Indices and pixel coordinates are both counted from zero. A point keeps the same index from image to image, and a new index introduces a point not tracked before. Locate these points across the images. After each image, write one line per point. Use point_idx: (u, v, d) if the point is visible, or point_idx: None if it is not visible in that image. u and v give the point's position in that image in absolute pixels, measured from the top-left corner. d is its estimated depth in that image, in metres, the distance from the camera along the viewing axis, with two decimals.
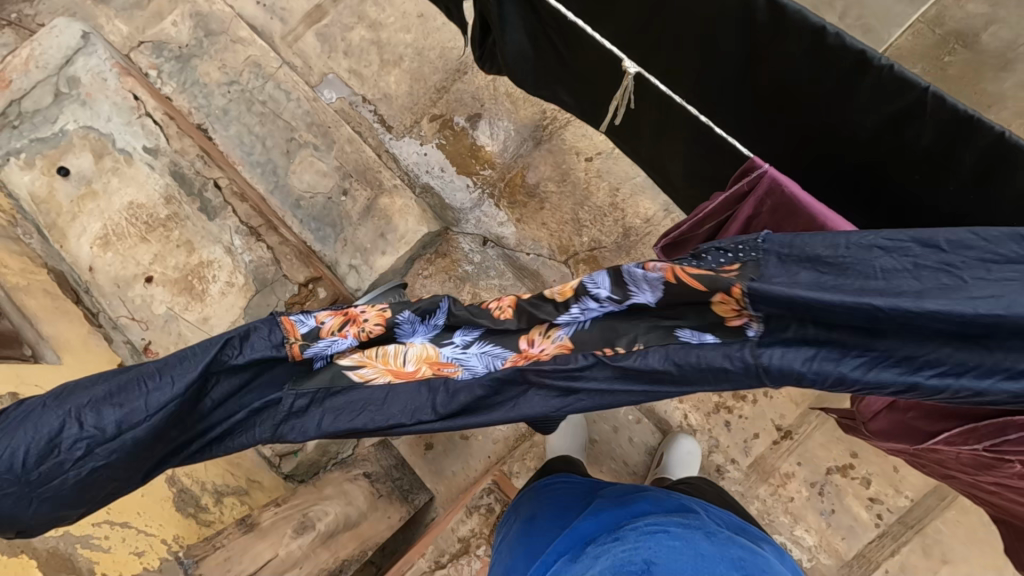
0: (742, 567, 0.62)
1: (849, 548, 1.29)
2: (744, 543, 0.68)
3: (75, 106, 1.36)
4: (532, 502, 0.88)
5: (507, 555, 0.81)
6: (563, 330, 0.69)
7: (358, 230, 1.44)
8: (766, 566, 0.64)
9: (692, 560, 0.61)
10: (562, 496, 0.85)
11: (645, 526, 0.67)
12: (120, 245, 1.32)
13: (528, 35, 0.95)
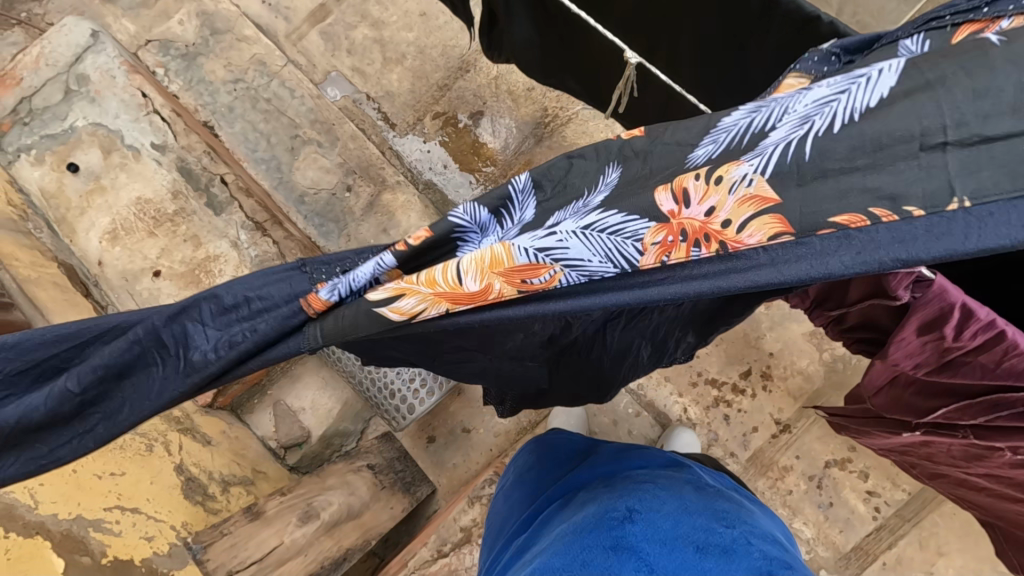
0: (725, 516, 0.63)
1: (847, 541, 1.30)
2: (731, 497, 0.69)
3: (84, 103, 1.38)
4: (533, 448, 0.91)
5: (508, 496, 0.86)
6: (742, 170, 0.46)
7: (361, 225, 1.46)
8: (750, 516, 0.66)
9: (675, 511, 0.63)
10: (561, 447, 0.88)
11: (636, 479, 0.69)
12: (128, 239, 1.35)
13: (533, 24, 0.97)
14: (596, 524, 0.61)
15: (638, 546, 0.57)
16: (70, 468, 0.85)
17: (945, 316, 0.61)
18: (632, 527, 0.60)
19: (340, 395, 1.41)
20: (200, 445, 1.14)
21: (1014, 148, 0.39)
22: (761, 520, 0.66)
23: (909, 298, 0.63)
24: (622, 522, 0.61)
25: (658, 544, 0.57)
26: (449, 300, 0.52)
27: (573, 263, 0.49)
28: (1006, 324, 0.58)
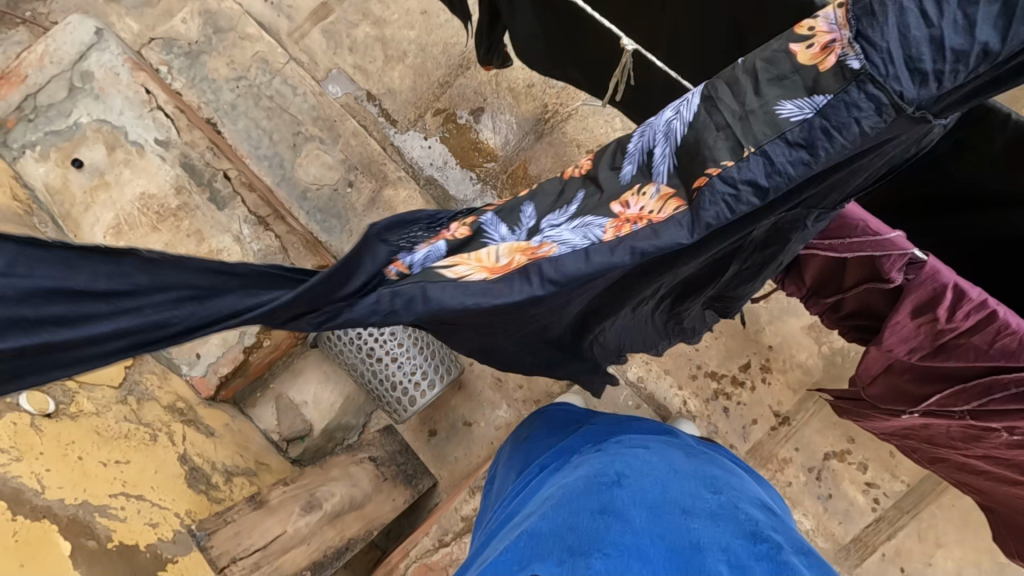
0: (715, 484, 0.67)
1: (846, 532, 1.31)
2: (721, 466, 0.73)
3: (89, 100, 1.39)
4: (533, 424, 0.93)
5: (510, 465, 0.88)
6: (659, 176, 0.54)
7: (363, 221, 1.48)
8: (736, 482, 0.69)
9: (665, 476, 0.66)
10: (558, 413, 0.92)
11: (627, 447, 0.72)
12: (132, 234, 1.36)
13: (538, 19, 0.99)
14: (588, 487, 0.63)
15: (626, 506, 0.60)
16: (76, 456, 0.86)
17: (937, 297, 0.62)
18: (621, 490, 0.62)
19: (342, 389, 1.42)
20: (203, 436, 1.15)
21: (766, 108, 0.50)
22: (748, 486, 0.69)
23: (903, 279, 0.64)
24: (613, 485, 0.63)
25: (648, 507, 0.60)
26: (487, 270, 0.55)
27: (564, 240, 0.54)
28: (998, 305, 0.60)
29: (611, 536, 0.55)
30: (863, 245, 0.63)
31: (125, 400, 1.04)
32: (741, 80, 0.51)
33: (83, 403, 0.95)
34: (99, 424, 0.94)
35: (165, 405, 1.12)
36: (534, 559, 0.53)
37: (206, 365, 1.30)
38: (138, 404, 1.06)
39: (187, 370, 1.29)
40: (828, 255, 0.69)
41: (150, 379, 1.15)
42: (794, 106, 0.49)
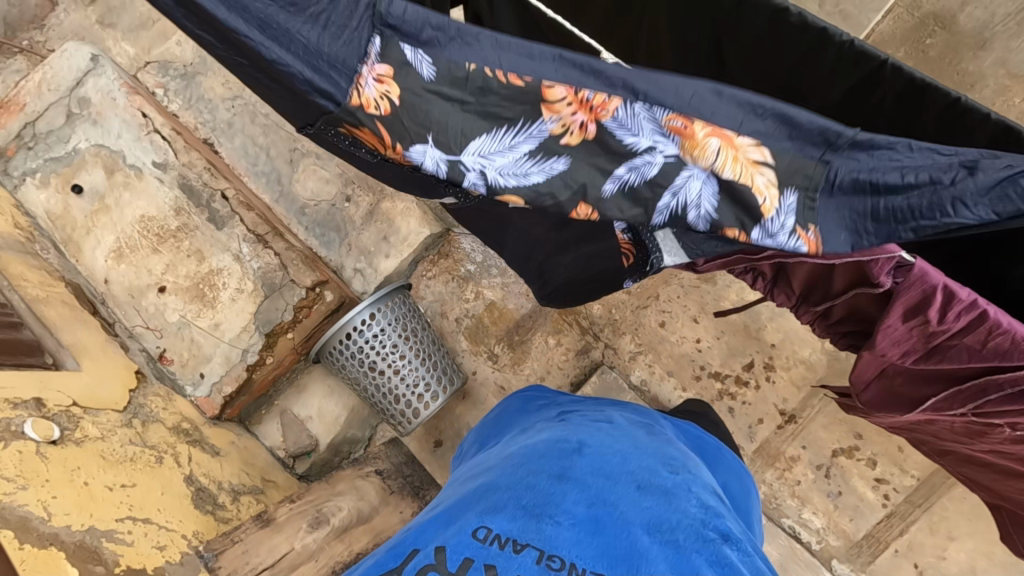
0: (675, 462, 0.82)
1: (858, 529, 1.30)
2: (681, 447, 0.89)
3: (87, 125, 1.41)
4: (511, 399, 1.12)
5: (486, 423, 1.07)
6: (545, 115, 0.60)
7: (361, 233, 1.54)
8: (695, 464, 0.85)
9: (625, 452, 0.81)
10: (536, 391, 1.10)
11: (593, 425, 0.88)
12: (133, 256, 1.35)
13: (518, 27, 1.01)
14: (553, 453, 0.79)
15: (584, 465, 0.77)
16: (83, 481, 0.86)
17: (928, 298, 0.62)
18: (579, 460, 0.78)
19: (345, 401, 1.42)
20: (209, 455, 1.16)
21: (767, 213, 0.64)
22: (704, 469, 0.86)
23: (892, 283, 0.65)
24: (572, 454, 0.78)
25: (601, 476, 0.75)
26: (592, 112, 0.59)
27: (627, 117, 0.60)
28: (988, 304, 0.61)
29: (563, 506, 0.69)
30: (849, 250, 0.64)
31: (129, 424, 1.05)
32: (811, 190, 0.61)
33: (88, 428, 0.96)
34: (104, 448, 0.95)
35: (171, 426, 1.13)
36: (488, 515, 0.68)
37: (209, 385, 1.30)
38: (143, 427, 1.08)
39: (191, 391, 1.29)
40: (814, 262, 0.70)
41: (155, 402, 1.17)
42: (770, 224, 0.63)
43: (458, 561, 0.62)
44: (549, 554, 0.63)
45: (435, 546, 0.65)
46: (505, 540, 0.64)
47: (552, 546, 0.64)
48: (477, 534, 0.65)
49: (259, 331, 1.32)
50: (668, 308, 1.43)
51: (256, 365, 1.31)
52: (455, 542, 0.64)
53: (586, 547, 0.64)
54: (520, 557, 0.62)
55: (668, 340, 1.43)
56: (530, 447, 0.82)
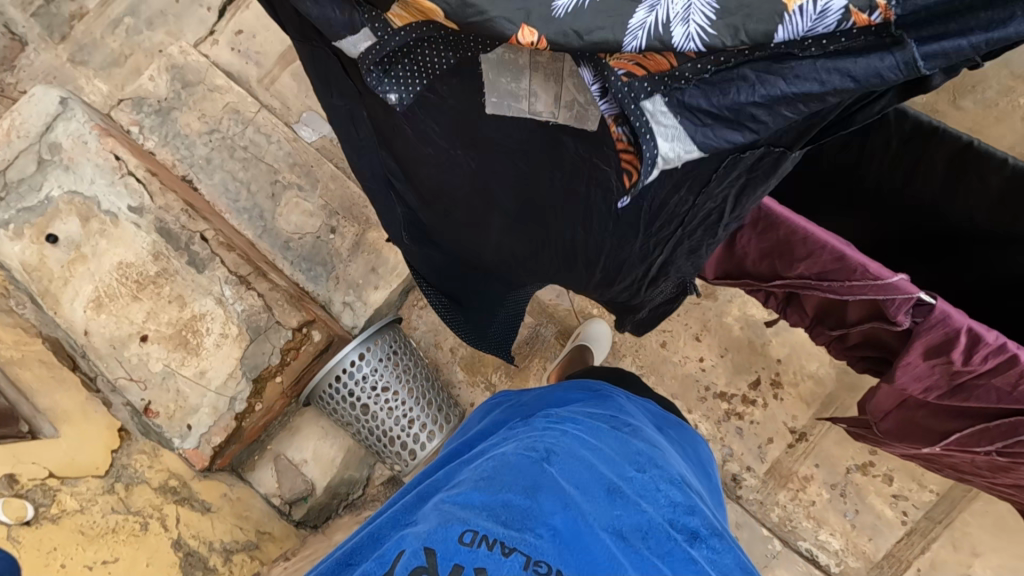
0: (642, 461, 0.82)
1: (877, 549, 1.25)
2: (645, 438, 0.89)
3: (59, 172, 1.36)
4: (480, 412, 1.10)
5: (455, 437, 1.04)
6: None
7: (349, 266, 1.50)
8: (658, 459, 0.84)
9: (591, 458, 0.78)
10: (502, 400, 1.08)
11: (561, 429, 0.85)
12: (113, 305, 1.30)
13: None
14: (522, 460, 0.75)
15: (555, 471, 0.74)
16: (59, 565, 0.88)
17: (952, 340, 0.58)
18: (551, 468, 0.74)
19: (341, 442, 1.37)
20: (199, 513, 1.13)
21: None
22: (671, 464, 0.85)
23: (910, 323, 0.60)
24: (542, 463, 0.75)
25: (574, 483, 0.72)
26: None
27: None
28: (1018, 347, 0.56)
29: (542, 515, 0.65)
30: (865, 288, 0.60)
31: (112, 489, 1.05)
32: None
33: (66, 500, 0.96)
34: (82, 522, 0.96)
35: (156, 486, 1.11)
36: (469, 518, 0.64)
37: (198, 437, 1.24)
38: (127, 490, 1.07)
39: (179, 444, 1.23)
40: (827, 295, 0.66)
41: (140, 461, 1.13)
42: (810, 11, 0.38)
43: (448, 567, 0.58)
44: (535, 560, 0.60)
45: (421, 546, 0.60)
46: (493, 542, 0.60)
47: (538, 553, 0.61)
48: (463, 538, 0.60)
49: (246, 377, 1.28)
50: (668, 327, 1.38)
51: (245, 413, 1.28)
52: (441, 548, 0.60)
53: (571, 551, 0.62)
54: (510, 561, 0.59)
55: (671, 360, 1.38)
56: (495, 457, 0.77)
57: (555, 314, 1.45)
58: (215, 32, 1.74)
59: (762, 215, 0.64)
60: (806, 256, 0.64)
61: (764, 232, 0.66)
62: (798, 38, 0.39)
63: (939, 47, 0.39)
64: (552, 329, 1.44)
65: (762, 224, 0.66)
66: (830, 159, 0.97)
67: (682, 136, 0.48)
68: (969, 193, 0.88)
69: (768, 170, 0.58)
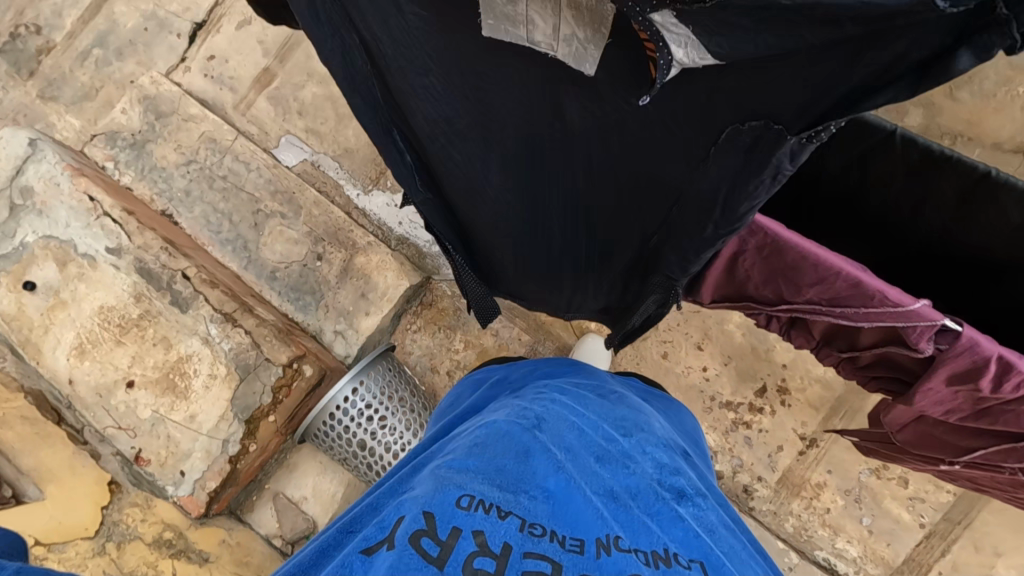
0: (625, 428, 0.84)
1: (897, 554, 1.22)
2: (628, 406, 0.91)
3: (32, 217, 1.31)
4: (460, 388, 1.08)
5: (438, 416, 1.03)
6: None
7: (338, 293, 1.46)
8: (642, 426, 0.86)
9: (578, 426, 0.79)
10: (484, 374, 1.06)
11: (550, 400, 0.85)
12: (96, 352, 1.26)
13: None
14: (513, 427, 0.76)
15: (546, 437, 0.75)
16: None
17: (980, 368, 0.55)
18: (542, 435, 0.74)
19: (341, 476, 1.34)
20: (196, 565, 1.19)
21: None
22: (654, 430, 0.87)
23: (934, 349, 0.57)
24: (533, 430, 0.75)
25: (563, 448, 0.74)
26: None
27: None
28: None
29: (536, 480, 0.66)
30: (884, 315, 0.57)
31: (102, 550, 1.18)
32: None
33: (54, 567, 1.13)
34: None
35: (149, 541, 1.20)
36: (466, 483, 0.63)
37: (192, 483, 1.21)
38: (118, 550, 1.19)
39: (173, 492, 1.20)
40: (837, 322, 0.63)
41: (130, 516, 1.22)
42: None
43: (447, 530, 0.55)
44: (531, 522, 0.59)
45: (420, 512, 0.58)
46: (491, 505, 0.59)
47: (533, 515, 0.60)
48: (461, 500, 0.59)
49: (237, 419, 1.24)
50: (669, 337, 1.35)
51: (239, 455, 1.24)
52: (440, 512, 0.58)
53: (564, 511, 0.62)
54: (507, 523, 0.58)
55: (674, 371, 1.34)
56: (485, 426, 0.77)
57: (553, 331, 1.42)
58: (186, 59, 1.70)
59: (769, 241, 0.61)
60: (818, 282, 0.60)
61: (770, 257, 0.63)
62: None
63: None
64: (551, 346, 1.41)
65: (767, 250, 0.63)
66: (833, 184, 0.95)
67: (695, 42, 0.45)
68: (982, 224, 0.86)
69: (763, 157, 0.53)
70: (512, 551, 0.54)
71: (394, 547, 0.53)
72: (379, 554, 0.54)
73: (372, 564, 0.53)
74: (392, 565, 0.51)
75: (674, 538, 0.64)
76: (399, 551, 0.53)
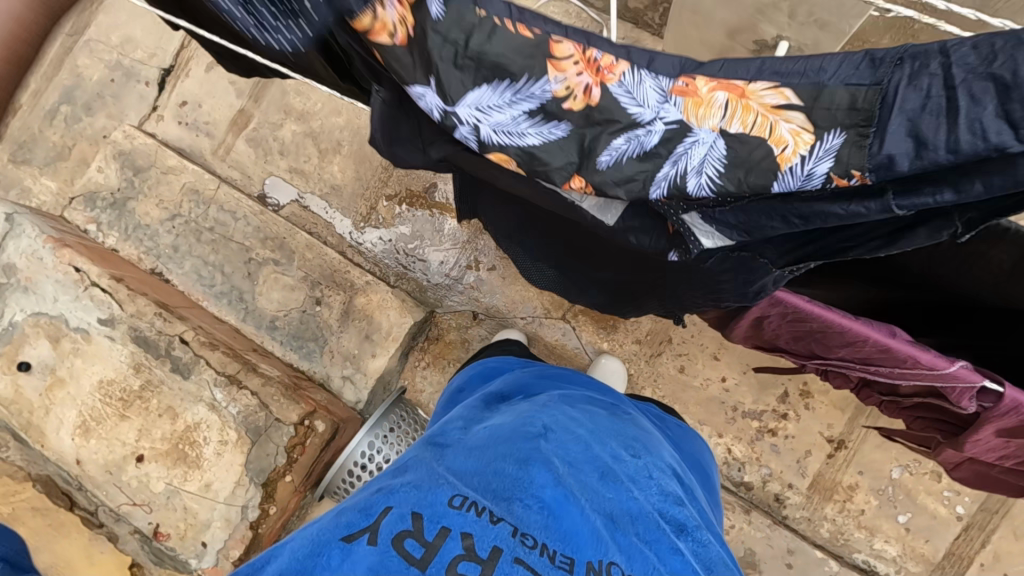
0: (635, 446, 0.78)
1: (937, 550, 1.20)
2: (641, 426, 0.86)
3: (18, 294, 1.27)
4: (471, 372, 1.07)
5: (446, 400, 1.02)
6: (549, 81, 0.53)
7: (342, 337, 1.42)
8: (653, 449, 0.80)
9: (586, 438, 0.75)
10: (491, 365, 1.05)
11: (558, 406, 0.82)
12: (101, 429, 1.23)
13: None
14: (518, 431, 0.73)
15: (553, 447, 0.71)
16: None
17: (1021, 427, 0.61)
18: (548, 443, 0.71)
19: None
20: None
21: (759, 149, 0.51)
22: (665, 452, 0.82)
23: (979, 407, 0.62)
24: (538, 439, 0.72)
25: (567, 461, 0.70)
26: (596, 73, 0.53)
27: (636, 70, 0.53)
28: None
29: (533, 487, 0.63)
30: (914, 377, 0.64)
31: None
32: (839, 101, 0.48)
33: None
34: None
35: None
36: (462, 486, 0.63)
37: (215, 553, 1.19)
38: None
39: (197, 564, 1.18)
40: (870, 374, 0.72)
41: None
42: (783, 181, 0.51)
43: (434, 531, 0.56)
44: (523, 530, 0.58)
45: (409, 510, 0.58)
46: (483, 509, 0.59)
47: (525, 524, 0.59)
48: (453, 501, 0.59)
49: (254, 483, 1.21)
50: (684, 350, 1.31)
51: (260, 519, 1.21)
52: (428, 514, 0.58)
53: (558, 525, 0.59)
54: (497, 528, 0.57)
55: (693, 384, 1.31)
56: (490, 428, 0.75)
57: (565, 354, 1.39)
58: (158, 107, 1.65)
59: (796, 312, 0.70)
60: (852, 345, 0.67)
61: (801, 322, 0.71)
62: (794, 188, 0.52)
63: (910, 201, 0.50)
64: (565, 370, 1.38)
65: (795, 317, 0.71)
66: None
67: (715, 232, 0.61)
68: None
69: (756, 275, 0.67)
70: (501, 555, 0.55)
71: (377, 546, 0.54)
72: (362, 544, 0.54)
73: (352, 554, 0.53)
74: (371, 567, 0.52)
75: (668, 569, 0.61)
76: (380, 551, 0.53)
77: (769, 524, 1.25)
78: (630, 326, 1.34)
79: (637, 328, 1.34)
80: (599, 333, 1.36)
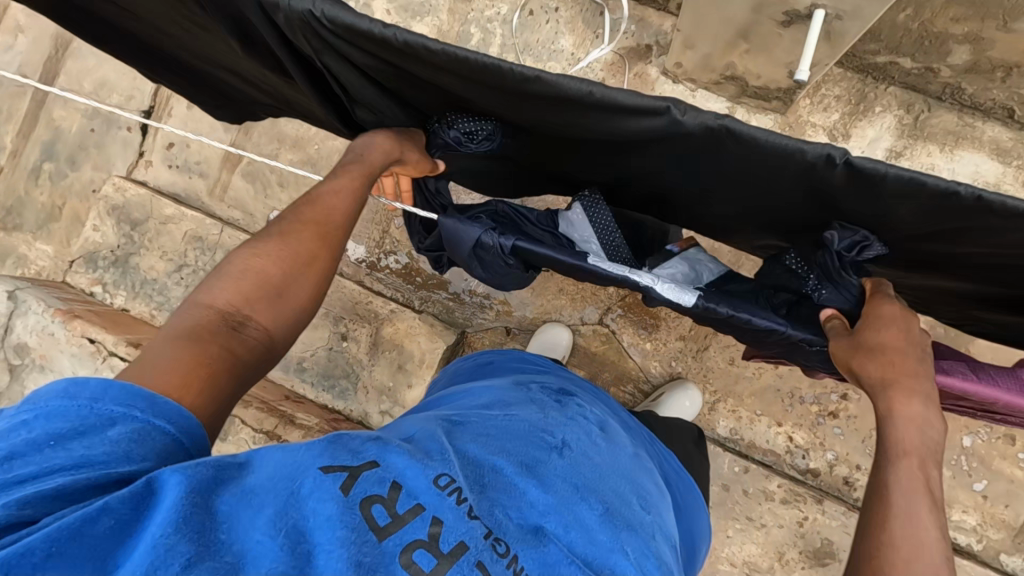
0: (645, 498, 0.64)
1: (1018, 515, 1.16)
2: (656, 481, 0.70)
3: (37, 374, 1.24)
4: (497, 355, 0.94)
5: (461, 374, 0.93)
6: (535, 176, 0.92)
7: (374, 371, 1.36)
8: (663, 508, 0.67)
9: (601, 467, 0.63)
10: (495, 356, 0.93)
11: (584, 421, 0.70)
12: None
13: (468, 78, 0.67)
14: (534, 434, 0.62)
15: (567, 468, 0.59)
16: None
17: None
18: (560, 460, 0.60)
19: None
20: None
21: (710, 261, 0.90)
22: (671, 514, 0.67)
23: None
24: (554, 451, 0.61)
25: (573, 486, 0.58)
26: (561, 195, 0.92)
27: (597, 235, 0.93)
28: None
29: (522, 501, 0.54)
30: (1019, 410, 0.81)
31: None
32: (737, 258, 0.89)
33: None
34: None
35: None
36: (458, 464, 0.54)
37: None
38: None
39: None
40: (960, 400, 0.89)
41: None
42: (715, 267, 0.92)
43: (406, 505, 0.48)
44: (497, 536, 0.49)
45: (393, 474, 0.50)
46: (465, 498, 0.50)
47: (502, 530, 0.50)
48: (437, 479, 0.51)
49: None
50: (731, 341, 1.26)
51: None
52: (409, 485, 0.50)
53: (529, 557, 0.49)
54: (471, 525, 0.49)
55: (744, 374, 1.26)
56: (507, 417, 0.65)
57: (607, 359, 1.33)
58: (144, 152, 1.57)
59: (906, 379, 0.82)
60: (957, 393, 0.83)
61: None
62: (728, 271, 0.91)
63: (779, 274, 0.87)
64: (609, 376, 1.33)
65: None
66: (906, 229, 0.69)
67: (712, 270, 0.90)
68: None
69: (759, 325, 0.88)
70: (463, 554, 0.47)
71: (345, 498, 0.47)
72: (334, 483, 0.48)
73: (320, 491, 0.47)
74: (330, 517, 0.45)
75: None
76: (345, 505, 0.46)
77: (843, 511, 1.21)
78: (673, 323, 1.29)
79: (680, 324, 1.29)
80: (641, 334, 1.31)
